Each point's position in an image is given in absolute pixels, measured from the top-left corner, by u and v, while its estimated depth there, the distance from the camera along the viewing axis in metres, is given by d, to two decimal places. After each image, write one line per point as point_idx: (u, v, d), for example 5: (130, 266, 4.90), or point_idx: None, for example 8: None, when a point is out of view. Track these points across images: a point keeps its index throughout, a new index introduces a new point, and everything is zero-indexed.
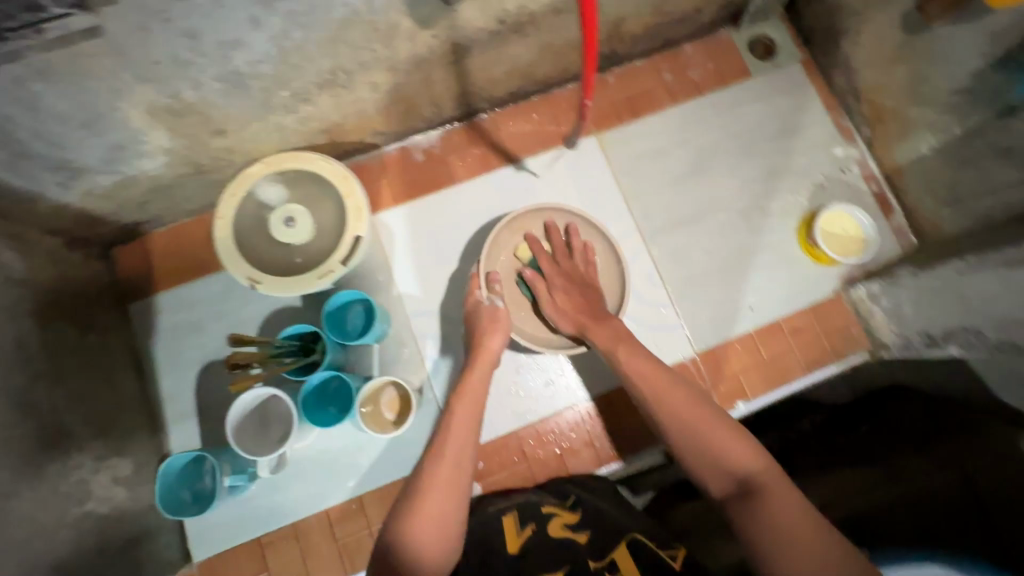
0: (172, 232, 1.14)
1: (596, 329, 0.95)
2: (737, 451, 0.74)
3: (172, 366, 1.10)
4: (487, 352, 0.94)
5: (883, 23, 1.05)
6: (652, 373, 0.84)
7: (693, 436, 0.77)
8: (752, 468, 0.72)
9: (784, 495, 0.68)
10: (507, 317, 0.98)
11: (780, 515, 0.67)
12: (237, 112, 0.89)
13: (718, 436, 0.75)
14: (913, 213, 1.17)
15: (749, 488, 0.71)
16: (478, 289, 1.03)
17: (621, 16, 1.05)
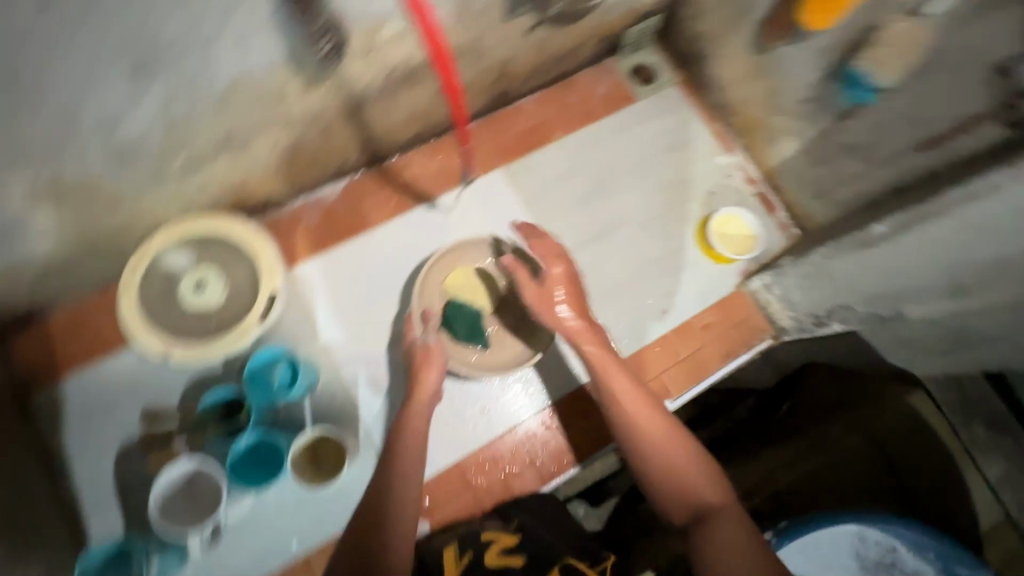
0: (75, 312, 1.09)
1: (587, 342, 0.98)
2: (703, 483, 0.84)
3: (86, 453, 1.04)
4: (423, 389, 0.95)
5: (737, 46, 1.19)
6: (638, 410, 0.90)
7: (665, 471, 0.85)
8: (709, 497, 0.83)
9: (730, 525, 0.79)
10: (440, 351, 1.00)
11: (727, 543, 0.77)
12: (129, 183, 0.88)
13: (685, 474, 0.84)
14: (791, 207, 1.30)
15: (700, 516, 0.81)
16: (413, 327, 1.05)
17: (506, 57, 1.13)
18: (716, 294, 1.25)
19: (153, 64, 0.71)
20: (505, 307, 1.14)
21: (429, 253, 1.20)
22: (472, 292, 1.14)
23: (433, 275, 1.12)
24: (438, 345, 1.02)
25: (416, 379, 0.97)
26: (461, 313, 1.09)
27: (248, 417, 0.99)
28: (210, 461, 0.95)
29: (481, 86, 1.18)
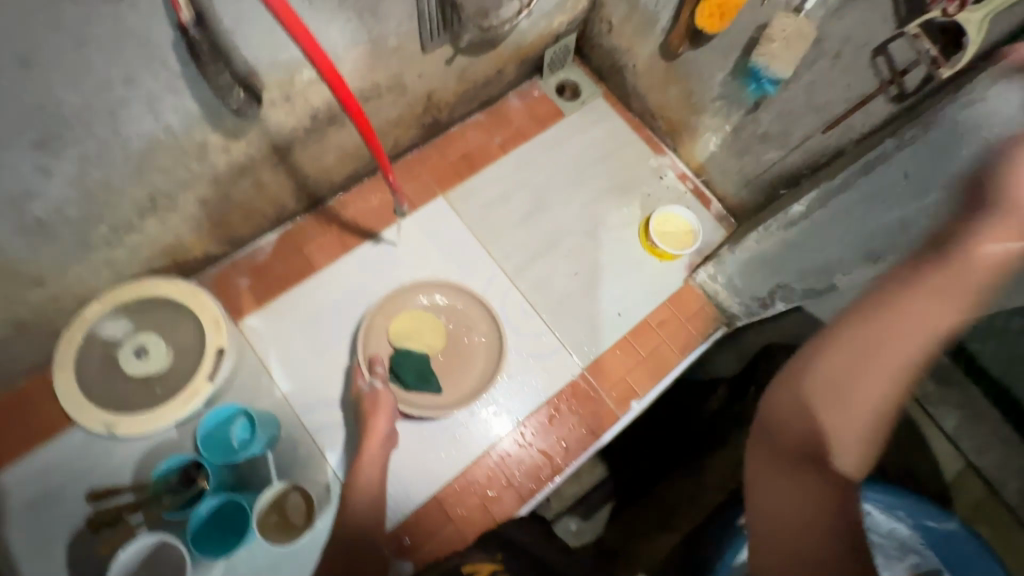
0: (9, 400, 1.04)
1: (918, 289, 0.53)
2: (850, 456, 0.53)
3: (33, 549, 0.98)
4: (375, 433, 0.95)
5: (648, 55, 1.26)
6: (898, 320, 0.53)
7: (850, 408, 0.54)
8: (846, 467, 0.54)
9: (821, 493, 0.53)
10: (389, 396, 0.99)
11: (798, 497, 0.54)
12: (51, 258, 0.86)
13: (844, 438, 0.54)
14: (724, 199, 1.36)
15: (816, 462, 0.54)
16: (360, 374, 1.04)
17: (430, 90, 1.17)
18: (665, 290, 1.29)
19: (59, 137, 0.70)
20: (450, 346, 1.15)
21: (378, 289, 1.20)
22: (418, 334, 1.13)
23: (376, 321, 1.12)
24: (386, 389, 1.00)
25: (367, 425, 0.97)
26: (408, 358, 1.08)
27: (210, 483, 0.95)
28: (172, 536, 0.91)
29: (410, 120, 1.21)
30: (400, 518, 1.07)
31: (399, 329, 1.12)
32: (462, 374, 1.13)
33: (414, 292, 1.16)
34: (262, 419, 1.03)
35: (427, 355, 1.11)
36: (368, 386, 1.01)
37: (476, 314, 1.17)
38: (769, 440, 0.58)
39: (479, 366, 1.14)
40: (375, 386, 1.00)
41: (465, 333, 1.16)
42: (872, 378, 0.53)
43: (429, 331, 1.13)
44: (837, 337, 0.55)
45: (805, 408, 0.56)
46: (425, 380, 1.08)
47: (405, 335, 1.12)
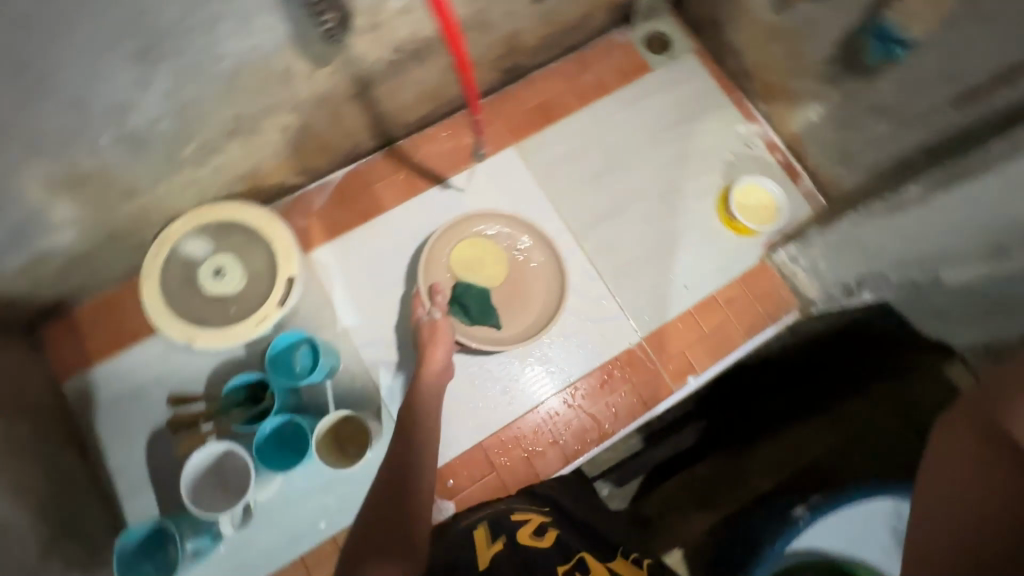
0: (99, 304, 1.11)
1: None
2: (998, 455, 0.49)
3: (117, 440, 1.07)
4: (432, 362, 0.96)
5: (755, 6, 1.14)
6: None
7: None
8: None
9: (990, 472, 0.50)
10: (447, 327, 0.99)
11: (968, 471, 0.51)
12: (142, 172, 0.88)
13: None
14: (816, 174, 1.25)
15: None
16: (421, 304, 1.04)
17: (514, 30, 1.11)
18: (738, 268, 1.22)
19: (158, 48, 0.70)
20: (510, 280, 1.15)
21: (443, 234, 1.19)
22: (479, 264, 1.14)
23: (438, 249, 1.13)
24: (444, 320, 1.01)
25: (423, 356, 0.97)
26: (470, 291, 1.09)
27: (273, 403, 0.99)
28: (237, 446, 0.96)
29: (489, 62, 1.16)
30: (446, 459, 1.10)
31: (460, 260, 1.13)
32: (519, 311, 1.13)
33: (480, 220, 1.15)
34: (325, 347, 1.06)
35: (486, 289, 1.12)
36: (427, 315, 1.02)
37: (539, 262, 1.16)
38: (983, 415, 0.51)
39: (535, 305, 1.13)
40: (433, 317, 1.01)
41: (527, 271, 1.15)
42: None
43: (488, 262, 1.14)
44: None
45: None
46: (485, 312, 1.09)
47: (466, 267, 1.13)
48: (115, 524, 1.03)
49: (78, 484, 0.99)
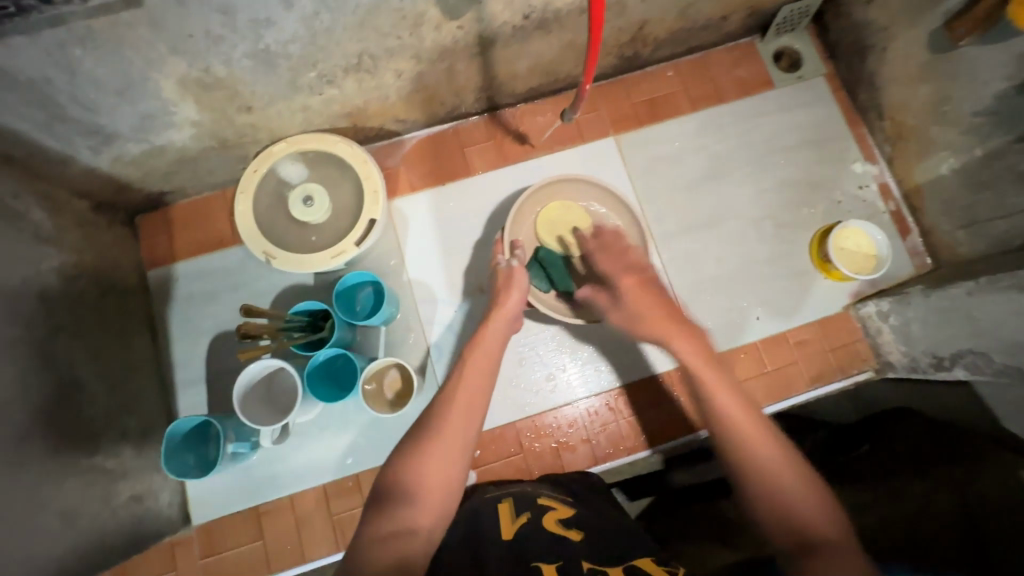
0: (195, 205, 1.18)
1: (677, 343, 0.84)
2: None
3: (185, 333, 1.14)
4: (504, 311, 0.92)
5: (910, 39, 1.05)
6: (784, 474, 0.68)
7: (769, 486, 0.68)
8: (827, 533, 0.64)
9: None
10: (523, 276, 0.95)
11: None
12: (264, 90, 0.92)
13: (800, 493, 0.67)
14: (929, 233, 1.15)
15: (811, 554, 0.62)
16: (500, 253, 1.03)
17: (645, 19, 1.07)
18: (816, 313, 1.17)
19: None
20: None
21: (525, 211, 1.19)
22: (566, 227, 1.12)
23: (529, 206, 1.11)
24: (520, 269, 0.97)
25: (496, 303, 0.94)
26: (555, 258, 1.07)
27: (330, 335, 1.01)
28: (290, 368, 0.99)
29: (610, 47, 1.12)
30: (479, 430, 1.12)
31: (548, 220, 1.11)
32: None
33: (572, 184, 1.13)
34: (388, 295, 1.08)
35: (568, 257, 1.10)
36: (504, 263, 0.98)
37: None
38: None
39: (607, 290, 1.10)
40: (511, 265, 0.97)
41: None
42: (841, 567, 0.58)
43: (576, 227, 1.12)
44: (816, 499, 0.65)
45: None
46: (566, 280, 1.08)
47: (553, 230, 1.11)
48: (167, 408, 1.10)
49: (142, 364, 1.07)
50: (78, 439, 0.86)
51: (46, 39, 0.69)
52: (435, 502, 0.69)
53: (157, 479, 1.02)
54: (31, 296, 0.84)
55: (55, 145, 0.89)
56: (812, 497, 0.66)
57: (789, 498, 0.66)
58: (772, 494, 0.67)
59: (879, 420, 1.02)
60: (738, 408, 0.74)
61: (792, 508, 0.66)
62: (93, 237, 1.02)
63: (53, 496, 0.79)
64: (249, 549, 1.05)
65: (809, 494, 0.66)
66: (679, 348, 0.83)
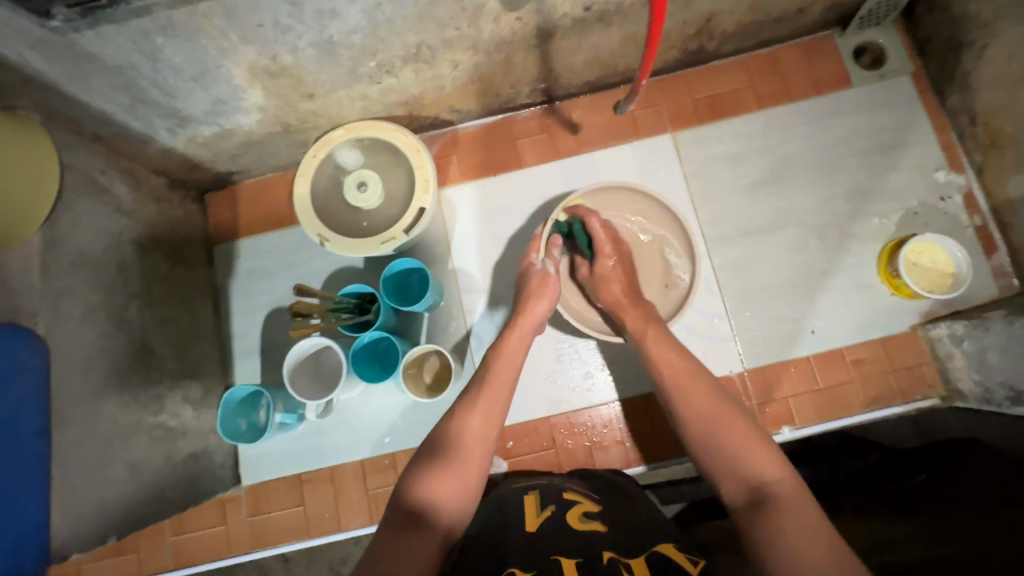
0: (258, 186, 1.24)
1: (626, 311, 0.96)
2: (804, 524, 0.60)
3: (244, 307, 1.22)
4: (531, 314, 0.96)
5: (1016, 37, 0.94)
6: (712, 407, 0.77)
7: (707, 433, 0.75)
8: (767, 475, 0.68)
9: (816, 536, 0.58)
10: (556, 284, 0.99)
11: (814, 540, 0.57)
12: (325, 78, 0.95)
13: (739, 440, 0.72)
14: (1019, 252, 1.05)
15: (760, 497, 0.66)
16: (533, 251, 1.03)
17: (713, 12, 1.02)
18: (877, 331, 1.09)
19: None
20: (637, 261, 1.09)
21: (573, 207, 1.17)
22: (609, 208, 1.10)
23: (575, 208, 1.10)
24: (555, 277, 1.01)
25: (523, 304, 0.98)
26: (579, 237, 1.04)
27: (375, 318, 1.04)
28: (337, 347, 1.03)
29: (674, 40, 1.08)
30: (512, 422, 1.13)
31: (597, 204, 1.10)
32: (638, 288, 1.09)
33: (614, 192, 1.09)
34: (433, 282, 1.10)
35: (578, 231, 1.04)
36: (540, 265, 1.01)
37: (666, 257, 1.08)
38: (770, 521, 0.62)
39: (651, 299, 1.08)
40: (547, 269, 1.01)
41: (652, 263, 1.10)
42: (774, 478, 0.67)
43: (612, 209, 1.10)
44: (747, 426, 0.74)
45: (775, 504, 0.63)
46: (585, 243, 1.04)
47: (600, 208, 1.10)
48: (225, 375, 1.18)
49: (205, 333, 1.15)
50: (146, 399, 0.94)
51: (132, 28, 0.74)
52: (451, 502, 0.74)
53: (213, 440, 1.10)
54: (110, 265, 0.92)
55: (137, 125, 0.96)
56: (742, 435, 0.73)
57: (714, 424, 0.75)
58: (714, 447, 0.73)
59: (948, 449, 0.93)
60: (686, 371, 0.83)
61: (735, 455, 0.71)
62: (167, 212, 1.10)
63: (121, 449, 0.87)
64: (290, 513, 1.12)
65: (746, 440, 0.72)
66: (626, 316, 0.96)
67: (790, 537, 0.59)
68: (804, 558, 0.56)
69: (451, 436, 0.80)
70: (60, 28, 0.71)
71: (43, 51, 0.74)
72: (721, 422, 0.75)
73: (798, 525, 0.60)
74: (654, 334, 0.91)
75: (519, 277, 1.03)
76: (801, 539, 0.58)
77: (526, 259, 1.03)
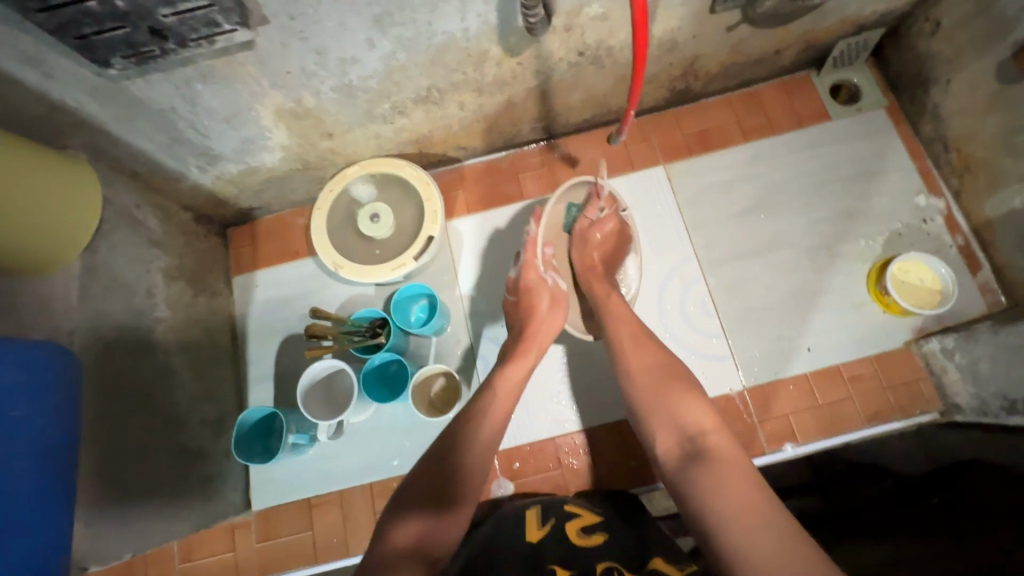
0: (277, 221, 1.32)
1: (597, 280, 1.03)
2: (739, 482, 0.65)
3: (259, 335, 1.27)
4: (538, 337, 0.97)
5: (976, 71, 1.03)
6: (651, 370, 0.83)
7: (649, 390, 0.80)
8: (703, 426, 0.74)
9: (757, 498, 0.63)
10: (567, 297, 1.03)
11: (753, 500, 0.63)
12: (344, 118, 1.04)
13: (681, 401, 0.77)
14: (1002, 269, 1.09)
15: (698, 451, 0.71)
16: (533, 266, 1.03)
17: (696, 55, 1.12)
18: (872, 347, 1.13)
19: (391, 17, 0.82)
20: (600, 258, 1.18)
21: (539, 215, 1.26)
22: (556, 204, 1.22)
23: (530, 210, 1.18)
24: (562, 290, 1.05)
25: (533, 327, 0.98)
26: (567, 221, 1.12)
27: (386, 341, 1.08)
28: (349, 369, 1.07)
29: (662, 80, 1.18)
30: (519, 443, 1.15)
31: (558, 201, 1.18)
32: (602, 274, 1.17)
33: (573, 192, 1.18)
34: (441, 307, 1.15)
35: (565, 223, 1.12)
36: (547, 280, 1.03)
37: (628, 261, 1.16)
38: (709, 473, 0.67)
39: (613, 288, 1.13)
40: (557, 284, 1.03)
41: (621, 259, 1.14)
42: (713, 431, 0.73)
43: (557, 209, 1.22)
44: (683, 389, 0.79)
45: (710, 459, 0.69)
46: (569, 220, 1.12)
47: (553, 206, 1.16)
48: (240, 400, 1.22)
49: (223, 360, 1.19)
50: (166, 419, 0.98)
51: (177, 75, 0.84)
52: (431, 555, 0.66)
53: (227, 465, 1.12)
54: (141, 290, 0.98)
55: (172, 164, 1.05)
56: (680, 393, 0.78)
57: (656, 390, 0.80)
58: (656, 405, 0.78)
59: (959, 470, 0.88)
60: (632, 336, 0.89)
61: (675, 412, 0.76)
62: (193, 244, 1.17)
63: (139, 465, 0.90)
64: (299, 538, 1.13)
65: (681, 398, 0.77)
66: (594, 283, 1.03)
67: (729, 494, 0.64)
68: (738, 513, 0.62)
69: (439, 472, 0.74)
70: (115, 76, 0.81)
71: (97, 96, 0.84)
72: (660, 385, 0.80)
73: (731, 484, 0.65)
74: (617, 300, 0.98)
75: (524, 292, 1.02)
76: (739, 497, 0.64)
77: (523, 276, 1.02)
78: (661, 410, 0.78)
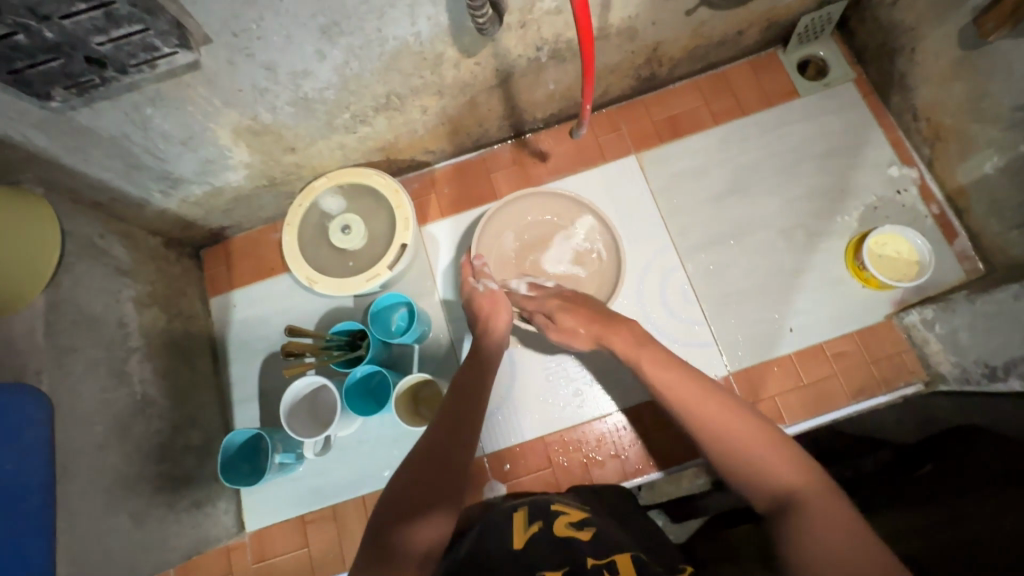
0: (251, 238, 1.31)
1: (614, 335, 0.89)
2: (845, 543, 0.53)
3: (241, 355, 1.26)
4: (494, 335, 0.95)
5: (939, 38, 1.02)
6: (715, 413, 0.70)
7: (716, 437, 0.68)
8: (791, 478, 0.62)
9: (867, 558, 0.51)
10: (505, 296, 0.98)
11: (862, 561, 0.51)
12: (305, 132, 1.02)
13: (753, 440, 0.66)
14: (979, 236, 1.09)
15: (792, 507, 0.59)
16: (469, 277, 1.03)
17: (658, 41, 1.10)
18: (854, 323, 1.12)
19: (339, 26, 0.80)
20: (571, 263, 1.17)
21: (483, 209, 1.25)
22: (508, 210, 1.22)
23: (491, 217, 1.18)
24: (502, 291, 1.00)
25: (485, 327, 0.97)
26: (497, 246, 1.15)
27: (366, 353, 1.07)
28: (331, 385, 1.06)
29: (626, 69, 1.16)
30: (507, 444, 1.15)
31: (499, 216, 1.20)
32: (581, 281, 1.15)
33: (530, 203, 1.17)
34: (420, 314, 1.13)
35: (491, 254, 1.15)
36: (479, 286, 1.00)
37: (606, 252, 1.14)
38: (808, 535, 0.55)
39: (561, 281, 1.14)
40: (491, 287, 1.00)
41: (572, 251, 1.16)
42: (797, 478, 0.61)
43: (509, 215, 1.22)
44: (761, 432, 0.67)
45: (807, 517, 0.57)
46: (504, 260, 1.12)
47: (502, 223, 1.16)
48: (225, 422, 1.21)
49: (204, 383, 1.18)
50: (148, 449, 0.97)
51: (125, 101, 0.82)
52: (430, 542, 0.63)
53: (216, 489, 1.11)
54: (111, 321, 0.96)
55: (132, 190, 1.03)
56: (755, 435, 0.66)
57: (726, 433, 0.68)
58: (729, 454, 0.67)
59: (950, 441, 0.87)
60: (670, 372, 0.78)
61: (759, 463, 0.64)
62: (164, 269, 1.16)
63: (121, 498, 0.89)
64: (295, 556, 1.12)
65: (760, 443, 0.65)
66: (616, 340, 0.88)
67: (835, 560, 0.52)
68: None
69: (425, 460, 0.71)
70: (59, 107, 0.79)
71: (45, 129, 0.82)
72: (702, 401, 0.72)
73: (831, 543, 0.54)
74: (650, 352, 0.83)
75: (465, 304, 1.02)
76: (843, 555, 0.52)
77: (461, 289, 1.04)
78: (741, 458, 0.65)
